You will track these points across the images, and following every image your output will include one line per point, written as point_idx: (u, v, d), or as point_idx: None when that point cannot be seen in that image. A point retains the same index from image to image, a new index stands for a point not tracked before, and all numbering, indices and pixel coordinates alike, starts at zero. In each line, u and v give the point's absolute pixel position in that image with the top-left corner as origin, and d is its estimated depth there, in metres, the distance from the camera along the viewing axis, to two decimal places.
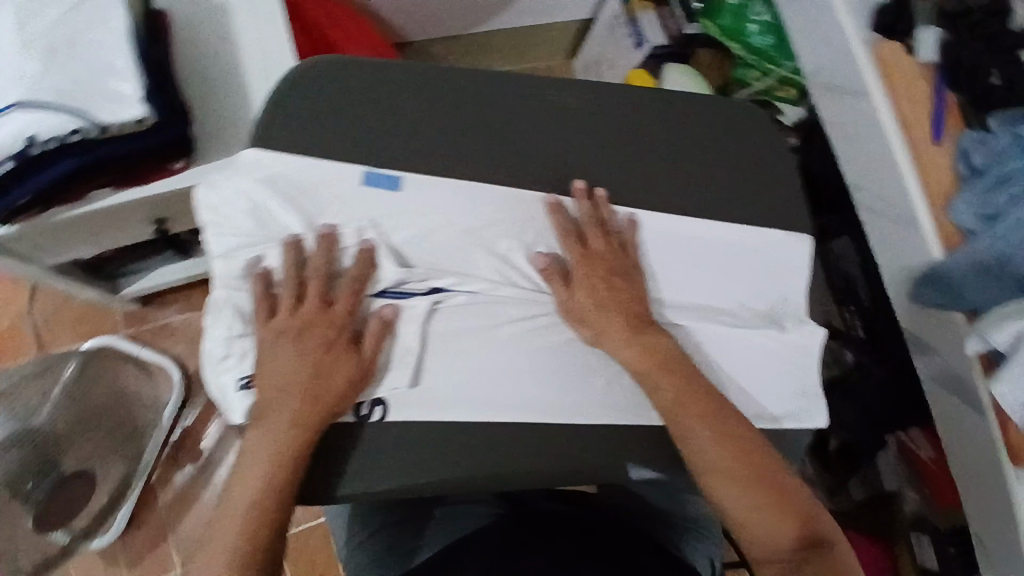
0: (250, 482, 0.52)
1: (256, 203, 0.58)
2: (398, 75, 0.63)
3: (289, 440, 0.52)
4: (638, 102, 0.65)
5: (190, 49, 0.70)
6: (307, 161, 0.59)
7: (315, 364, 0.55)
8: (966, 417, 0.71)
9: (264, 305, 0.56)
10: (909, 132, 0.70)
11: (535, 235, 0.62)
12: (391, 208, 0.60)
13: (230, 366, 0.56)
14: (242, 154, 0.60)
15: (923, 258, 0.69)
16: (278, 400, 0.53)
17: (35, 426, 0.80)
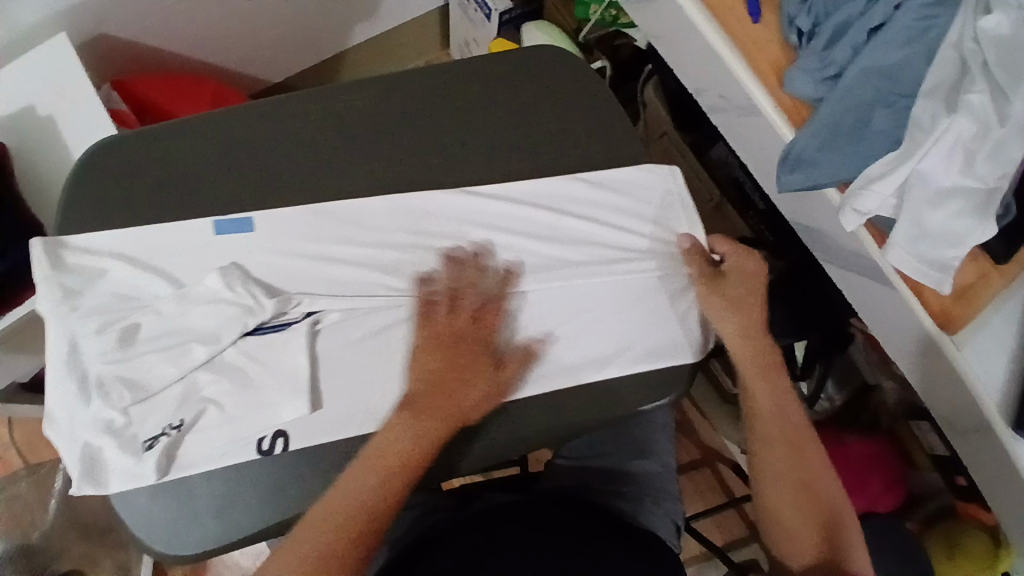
0: (356, 486, 0.52)
1: (112, 276, 0.57)
2: (165, 130, 0.61)
3: (433, 434, 0.54)
4: (429, 79, 0.65)
5: (35, 168, 0.75)
6: (151, 225, 0.58)
7: (456, 367, 0.57)
8: (878, 291, 0.66)
9: (148, 367, 0.55)
10: (717, 16, 0.64)
11: (385, 232, 0.61)
12: (248, 249, 0.59)
13: (120, 438, 0.54)
14: (73, 236, 0.58)
15: (778, 141, 0.64)
16: (418, 398, 0.55)
17: (30, 542, 0.87)
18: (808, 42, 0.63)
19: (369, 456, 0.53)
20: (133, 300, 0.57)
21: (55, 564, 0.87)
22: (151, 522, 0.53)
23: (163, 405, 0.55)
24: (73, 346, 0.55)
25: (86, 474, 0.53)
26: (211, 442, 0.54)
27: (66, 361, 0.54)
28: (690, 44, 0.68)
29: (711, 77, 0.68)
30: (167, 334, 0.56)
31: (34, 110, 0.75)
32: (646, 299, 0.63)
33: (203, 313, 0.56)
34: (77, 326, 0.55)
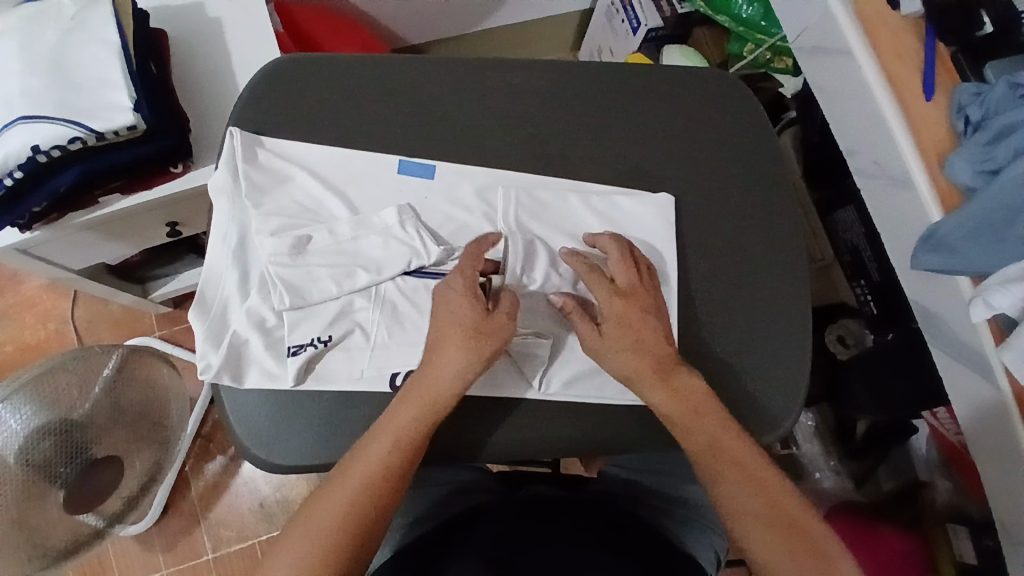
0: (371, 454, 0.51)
1: (296, 184, 0.59)
2: (344, 58, 0.62)
3: (421, 410, 0.52)
4: (609, 75, 0.66)
5: (188, 62, 0.76)
6: (346, 149, 0.60)
7: (453, 349, 0.52)
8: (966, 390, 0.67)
9: (307, 280, 0.56)
10: (899, 89, 0.65)
11: (549, 212, 0.62)
12: (425, 194, 0.61)
13: (269, 338, 0.55)
14: (268, 137, 0.59)
15: (923, 222, 0.65)
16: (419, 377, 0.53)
17: (73, 418, 0.77)
18: (974, 133, 0.61)
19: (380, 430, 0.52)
20: (310, 212, 0.59)
21: (93, 447, 0.80)
22: (266, 424, 0.55)
23: (316, 318, 0.56)
24: (247, 239, 0.57)
25: (229, 363, 0.54)
26: (353, 364, 0.56)
27: (238, 252, 0.56)
28: (858, 104, 0.69)
29: (871, 142, 0.69)
30: (337, 253, 0.57)
31: (202, 8, 0.77)
32: (778, 339, 0.63)
33: (374, 242, 0.58)
34: (252, 222, 0.57)
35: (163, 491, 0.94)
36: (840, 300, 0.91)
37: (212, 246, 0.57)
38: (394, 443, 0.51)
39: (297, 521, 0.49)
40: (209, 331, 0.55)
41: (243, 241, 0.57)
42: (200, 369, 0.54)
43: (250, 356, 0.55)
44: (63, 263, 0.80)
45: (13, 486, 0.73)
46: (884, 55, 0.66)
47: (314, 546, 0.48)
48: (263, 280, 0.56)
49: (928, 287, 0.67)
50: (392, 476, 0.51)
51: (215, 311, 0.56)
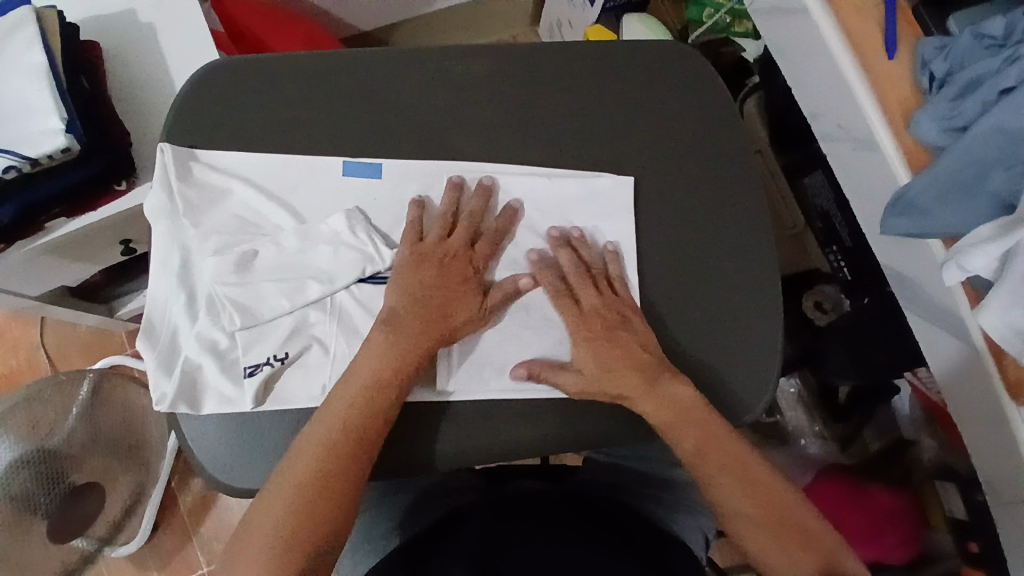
0: (363, 376, 0.52)
1: (236, 198, 0.57)
2: (276, 61, 0.59)
3: (416, 341, 0.54)
4: (556, 56, 0.63)
5: (123, 73, 0.72)
6: (287, 156, 0.58)
7: (444, 291, 0.56)
8: (941, 348, 0.65)
9: (256, 297, 0.55)
10: (859, 47, 0.62)
11: (492, 204, 0.60)
12: (372, 196, 0.58)
13: (222, 361, 0.54)
14: (198, 153, 0.57)
15: (892, 185, 0.63)
16: (420, 299, 0.55)
17: (51, 446, 0.76)
18: (939, 90, 0.59)
19: (370, 352, 0.53)
20: (254, 226, 0.57)
21: (73, 474, 0.78)
22: (228, 450, 0.54)
23: (271, 335, 0.55)
24: (192, 261, 0.55)
25: (183, 392, 0.53)
26: (313, 380, 0.55)
27: (182, 277, 0.55)
28: (818, 65, 0.67)
29: (834, 105, 0.67)
30: (286, 266, 0.56)
31: (134, 16, 0.73)
32: (749, 315, 0.61)
33: (323, 251, 0.56)
34: (195, 245, 0.56)
35: (151, 507, 0.93)
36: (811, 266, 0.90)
37: (155, 272, 0.56)
38: (385, 375, 0.53)
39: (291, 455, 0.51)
40: (160, 361, 0.54)
41: (186, 264, 0.55)
42: (154, 401, 0.53)
43: (206, 382, 0.54)
44: (19, 292, 0.78)
45: None
46: (842, 13, 0.63)
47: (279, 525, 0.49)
48: (211, 302, 0.55)
49: (898, 250, 0.65)
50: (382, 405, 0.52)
51: (164, 340, 0.55)
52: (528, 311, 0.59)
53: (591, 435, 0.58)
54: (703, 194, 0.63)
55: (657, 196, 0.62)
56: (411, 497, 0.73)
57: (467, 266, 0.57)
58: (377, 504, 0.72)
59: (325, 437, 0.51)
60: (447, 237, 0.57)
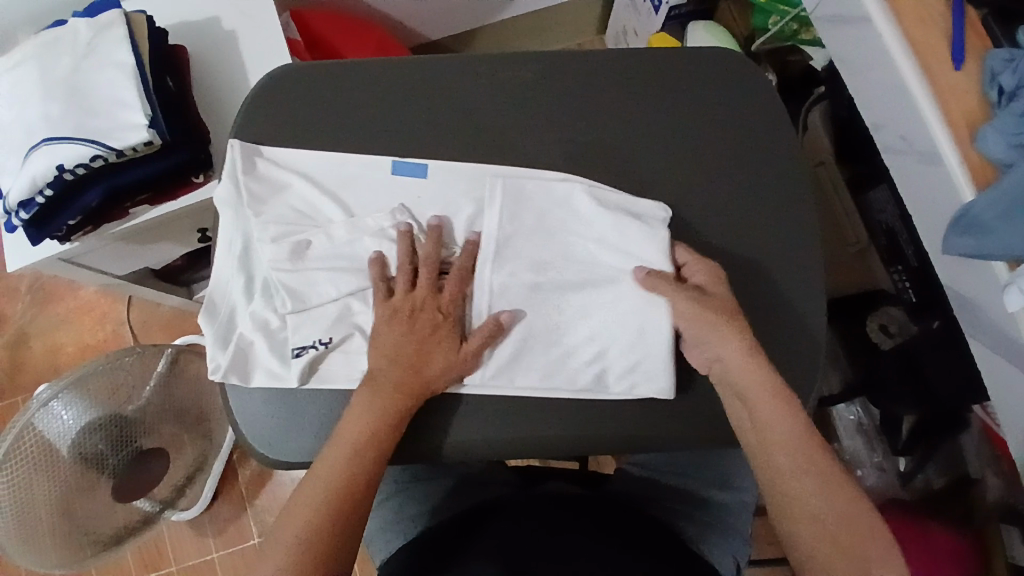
0: (357, 423, 0.53)
1: (296, 192, 0.61)
2: (334, 64, 0.63)
3: (398, 394, 0.54)
4: (601, 64, 0.64)
5: (205, 74, 0.79)
6: (337, 152, 0.61)
7: (420, 342, 0.55)
8: (1003, 377, 0.60)
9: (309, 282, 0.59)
10: (923, 59, 0.60)
11: (531, 202, 0.60)
12: (419, 195, 0.61)
13: (273, 340, 0.58)
14: (267, 146, 0.62)
15: (953, 201, 0.59)
16: (398, 353, 0.55)
17: (123, 412, 0.83)
18: (1008, 103, 0.56)
19: (358, 404, 0.54)
20: (310, 218, 0.60)
21: (143, 439, 0.86)
22: (267, 425, 0.58)
23: (318, 321, 0.58)
24: (253, 248, 0.60)
25: (236, 364, 0.58)
26: (352, 366, 0.58)
27: (251, 261, 0.60)
28: (878, 76, 0.64)
29: (894, 117, 0.64)
30: (337, 257, 0.59)
31: (218, 22, 0.80)
32: (787, 331, 0.60)
33: (370, 245, 0.59)
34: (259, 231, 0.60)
35: (211, 479, 1.00)
36: (877, 285, 0.86)
37: (220, 255, 0.60)
38: (378, 421, 0.53)
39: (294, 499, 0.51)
40: (222, 336, 0.59)
41: (248, 250, 0.60)
42: (211, 370, 0.58)
43: (257, 358, 0.58)
44: (106, 270, 0.86)
45: (70, 476, 0.80)
46: (906, 22, 0.60)
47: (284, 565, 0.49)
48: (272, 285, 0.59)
49: (959, 273, 0.62)
50: (374, 450, 0.53)
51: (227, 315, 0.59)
52: (550, 311, 0.59)
53: (616, 439, 0.58)
54: (745, 204, 0.62)
55: (697, 202, 0.62)
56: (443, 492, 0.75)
57: (433, 318, 0.56)
58: (412, 493, 0.75)
59: (323, 481, 0.51)
60: (410, 291, 0.57)
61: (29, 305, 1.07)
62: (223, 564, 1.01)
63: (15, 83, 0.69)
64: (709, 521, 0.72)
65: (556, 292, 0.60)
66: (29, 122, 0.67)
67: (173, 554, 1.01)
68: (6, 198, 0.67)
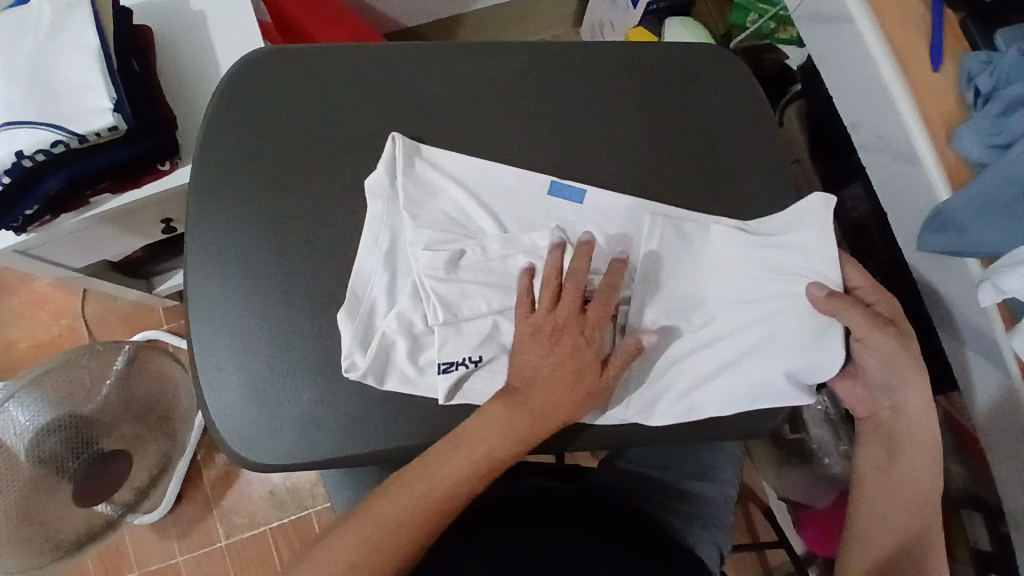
0: (481, 438, 0.52)
1: (448, 197, 0.58)
2: (317, 49, 0.61)
3: (526, 418, 0.52)
4: (590, 57, 0.63)
5: (172, 57, 0.75)
6: (321, 139, 0.59)
7: (556, 367, 0.52)
8: (972, 369, 0.63)
9: (288, 280, 0.56)
10: (901, 60, 0.61)
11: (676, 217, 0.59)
12: (580, 215, 0.59)
13: (416, 345, 0.55)
14: (423, 145, 0.59)
15: (930, 198, 0.61)
16: (558, 372, 0.52)
17: (83, 413, 0.79)
18: (984, 105, 0.58)
19: (495, 416, 0.52)
20: (461, 226, 0.58)
21: (102, 441, 0.81)
22: (244, 426, 0.55)
23: (467, 335, 0.55)
24: (398, 249, 0.57)
25: (374, 366, 0.54)
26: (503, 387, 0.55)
27: (230, 256, 0.57)
28: (858, 75, 0.65)
29: (873, 115, 0.65)
30: (491, 271, 0.56)
31: (186, 3, 0.76)
32: None
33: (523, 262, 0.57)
34: (236, 225, 0.57)
35: (175, 480, 0.96)
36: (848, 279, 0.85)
37: (361, 249, 0.57)
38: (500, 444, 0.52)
39: (382, 496, 0.52)
40: (199, 336, 0.56)
41: (394, 250, 0.57)
42: (346, 367, 0.54)
43: (395, 361, 0.54)
44: (66, 262, 0.82)
45: (23, 481, 0.75)
46: (886, 23, 0.62)
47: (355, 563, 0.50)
48: (254, 281, 0.56)
49: (935, 269, 0.63)
50: (485, 470, 0.52)
51: (204, 314, 0.56)
52: (720, 317, 0.58)
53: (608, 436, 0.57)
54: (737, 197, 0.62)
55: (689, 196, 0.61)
56: None
57: (575, 337, 0.51)
58: None
59: (423, 490, 0.51)
60: (553, 307, 0.52)
61: None
62: (188, 567, 0.98)
63: None
64: (690, 514, 0.73)
65: (704, 300, 0.59)
66: None
67: (134, 558, 0.97)
68: None
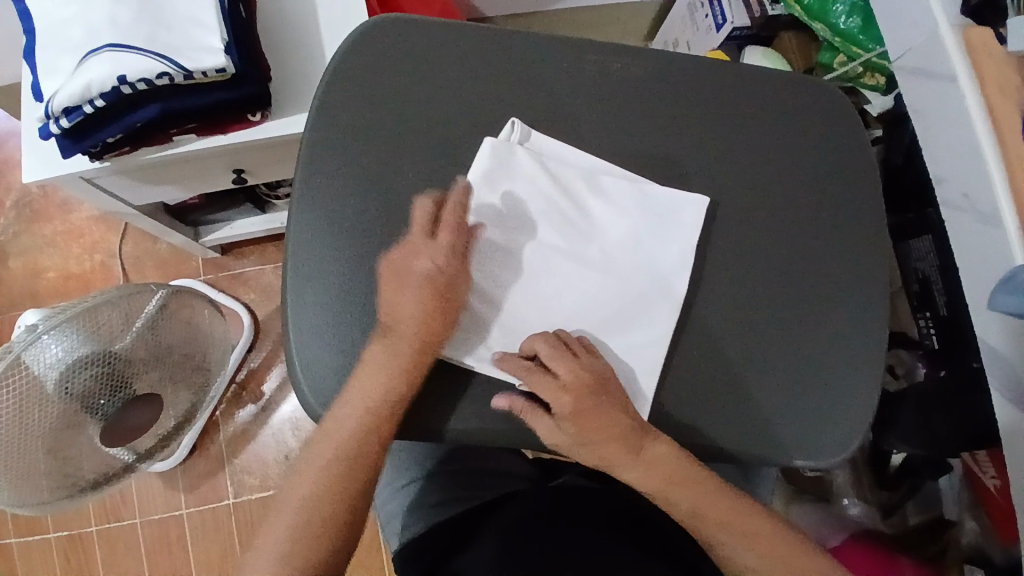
0: (370, 379, 0.54)
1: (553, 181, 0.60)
2: (454, 29, 0.63)
3: (409, 356, 0.53)
4: (700, 74, 0.65)
5: (273, 7, 0.74)
6: (437, 121, 0.61)
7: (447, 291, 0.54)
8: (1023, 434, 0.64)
9: (388, 240, 0.59)
10: (997, 126, 0.63)
11: (658, 213, 0.61)
12: (670, 225, 0.61)
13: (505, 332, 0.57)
14: (531, 132, 0.61)
15: (1007, 263, 0.63)
16: (399, 321, 0.54)
17: (116, 351, 0.76)
18: None
19: (371, 360, 0.54)
20: (559, 212, 0.60)
21: (135, 384, 0.80)
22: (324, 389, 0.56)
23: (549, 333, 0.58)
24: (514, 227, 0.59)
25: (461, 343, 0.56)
26: None
27: (332, 216, 0.59)
28: (953, 134, 0.67)
29: (962, 174, 0.67)
30: (572, 267, 0.60)
31: None
32: (848, 360, 0.61)
33: (599, 259, 0.60)
34: (334, 183, 0.59)
35: (193, 434, 0.95)
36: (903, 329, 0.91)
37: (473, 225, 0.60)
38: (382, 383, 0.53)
39: (308, 446, 0.54)
40: (296, 286, 0.58)
41: (504, 229, 0.59)
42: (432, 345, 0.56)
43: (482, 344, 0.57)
44: (125, 199, 0.80)
45: (54, 413, 0.73)
46: (989, 88, 0.63)
47: (292, 514, 0.52)
48: (346, 243, 0.58)
49: (1000, 330, 0.65)
50: (383, 406, 0.53)
51: (301, 271, 0.58)
52: (795, 339, 0.61)
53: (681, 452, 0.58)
54: (825, 232, 0.63)
55: (782, 222, 0.63)
56: (458, 474, 0.73)
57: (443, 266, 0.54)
58: (433, 473, 0.73)
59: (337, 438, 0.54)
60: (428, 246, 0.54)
61: (11, 221, 1.04)
62: (192, 521, 0.98)
63: None
64: None
65: (790, 324, 0.61)
66: (92, 26, 0.63)
67: (137, 505, 0.97)
68: (51, 101, 0.62)
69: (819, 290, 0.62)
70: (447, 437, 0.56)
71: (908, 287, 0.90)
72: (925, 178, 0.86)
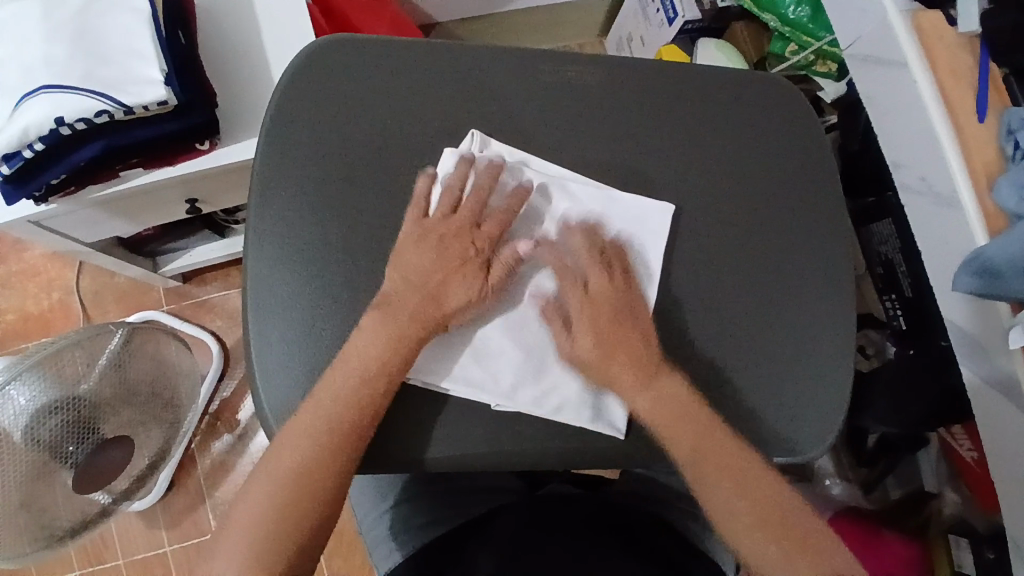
0: (357, 361, 0.52)
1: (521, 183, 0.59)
2: (402, 47, 0.61)
3: (400, 338, 0.53)
4: (654, 76, 0.64)
5: (214, 30, 0.72)
6: (392, 142, 0.59)
7: (441, 271, 0.55)
8: (995, 409, 0.65)
9: (349, 271, 0.57)
10: (950, 109, 0.63)
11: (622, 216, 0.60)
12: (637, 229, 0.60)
13: (478, 353, 0.56)
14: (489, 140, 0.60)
15: (968, 244, 0.63)
16: (396, 297, 0.54)
17: (80, 394, 0.74)
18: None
19: (360, 340, 0.53)
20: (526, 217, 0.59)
21: (104, 425, 0.78)
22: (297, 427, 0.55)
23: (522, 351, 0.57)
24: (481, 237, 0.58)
25: (434, 366, 0.56)
26: (558, 397, 0.56)
27: (291, 249, 0.57)
28: (908, 118, 0.68)
29: (919, 157, 0.68)
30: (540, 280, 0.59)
31: None
32: (820, 353, 0.61)
33: None
34: (291, 214, 0.58)
35: (169, 469, 0.93)
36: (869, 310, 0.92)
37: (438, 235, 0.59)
38: (367, 367, 0.52)
39: (283, 437, 0.51)
40: (259, 329, 0.56)
41: None
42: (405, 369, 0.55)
43: (454, 368, 0.56)
44: (77, 238, 0.77)
45: (22, 465, 0.71)
46: (940, 72, 0.64)
47: (264, 511, 0.49)
48: (308, 276, 0.57)
49: (965, 309, 0.66)
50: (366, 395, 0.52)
51: (263, 309, 0.57)
52: (766, 337, 0.61)
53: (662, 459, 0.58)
54: (789, 227, 0.63)
55: (746, 219, 0.63)
56: (441, 494, 0.73)
57: (443, 255, 0.55)
58: (416, 495, 0.72)
59: (312, 426, 0.51)
60: (428, 238, 0.55)
61: None
62: (176, 558, 0.96)
63: (8, 18, 0.61)
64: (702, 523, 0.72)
65: (761, 322, 0.61)
66: (23, 65, 0.60)
67: (118, 547, 0.95)
68: None
69: (787, 285, 0.62)
70: (426, 465, 0.55)
71: (871, 270, 0.91)
72: (882, 160, 0.87)
